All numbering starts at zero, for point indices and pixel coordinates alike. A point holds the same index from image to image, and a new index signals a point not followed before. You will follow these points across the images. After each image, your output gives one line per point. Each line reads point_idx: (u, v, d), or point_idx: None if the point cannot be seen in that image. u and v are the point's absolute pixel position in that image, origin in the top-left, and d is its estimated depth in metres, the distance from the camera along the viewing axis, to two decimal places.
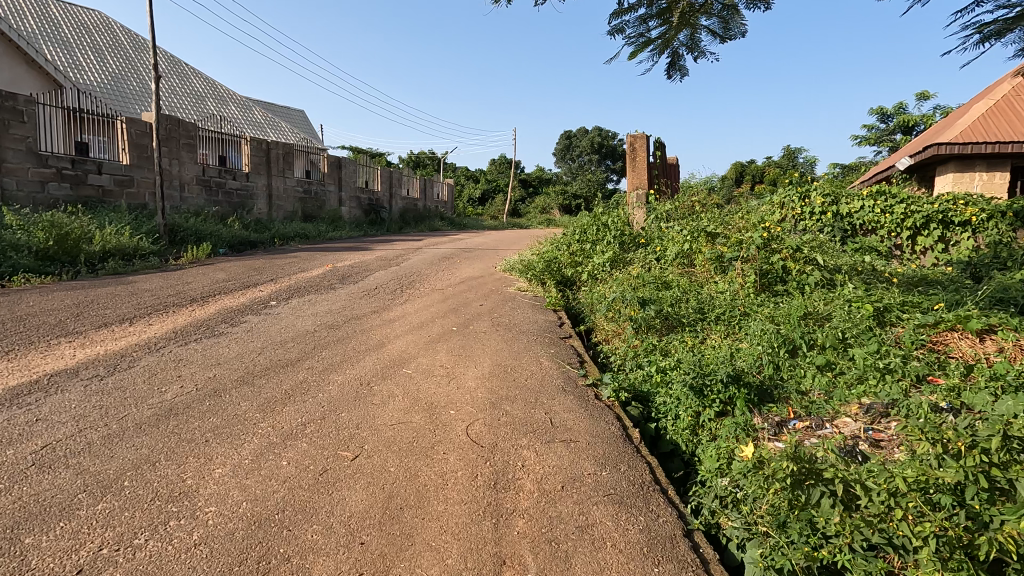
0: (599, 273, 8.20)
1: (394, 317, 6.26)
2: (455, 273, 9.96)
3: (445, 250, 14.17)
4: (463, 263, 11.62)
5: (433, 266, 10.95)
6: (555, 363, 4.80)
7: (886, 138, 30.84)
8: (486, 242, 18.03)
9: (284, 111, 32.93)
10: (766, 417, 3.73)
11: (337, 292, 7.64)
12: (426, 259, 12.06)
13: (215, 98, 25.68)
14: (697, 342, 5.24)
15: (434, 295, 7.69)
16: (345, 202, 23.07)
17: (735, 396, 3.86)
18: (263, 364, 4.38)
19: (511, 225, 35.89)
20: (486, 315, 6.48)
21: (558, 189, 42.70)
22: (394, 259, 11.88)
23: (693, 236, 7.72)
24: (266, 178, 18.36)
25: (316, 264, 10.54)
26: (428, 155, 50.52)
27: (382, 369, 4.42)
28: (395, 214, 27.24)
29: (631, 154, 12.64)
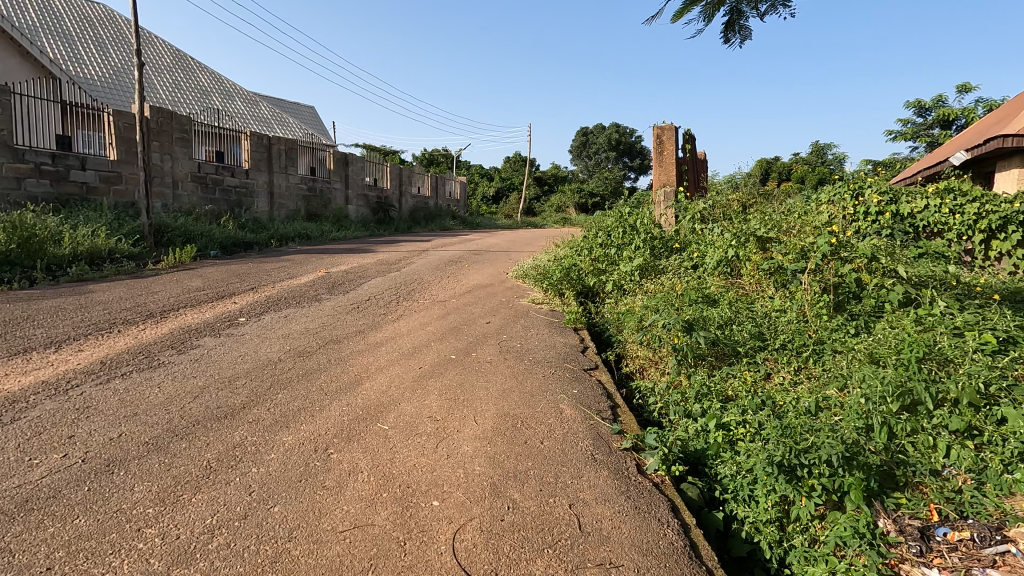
0: (626, 284, 7.08)
1: (381, 339, 5.18)
2: (461, 281, 8.86)
3: (453, 253, 13.10)
4: (471, 268, 10.52)
5: (438, 271, 9.87)
6: (580, 411, 3.67)
7: (923, 133, 29.34)
8: (498, 243, 16.95)
9: (293, 108, 32.20)
10: (900, 521, 2.75)
11: (322, 305, 6.60)
12: (431, 263, 11.00)
13: (220, 93, 24.92)
14: (762, 384, 4.10)
15: (434, 309, 6.60)
16: (352, 200, 22.13)
17: (853, 485, 2.67)
18: (194, 414, 3.32)
19: (526, 224, 34.87)
20: (492, 337, 5.37)
21: (574, 187, 41.62)
22: (396, 263, 10.84)
23: (739, 240, 6.56)
24: (267, 175, 17.44)
25: (308, 269, 9.52)
26: (441, 152, 49.59)
27: (348, 422, 3.33)
28: (405, 212, 26.26)
29: (657, 147, 11.47)
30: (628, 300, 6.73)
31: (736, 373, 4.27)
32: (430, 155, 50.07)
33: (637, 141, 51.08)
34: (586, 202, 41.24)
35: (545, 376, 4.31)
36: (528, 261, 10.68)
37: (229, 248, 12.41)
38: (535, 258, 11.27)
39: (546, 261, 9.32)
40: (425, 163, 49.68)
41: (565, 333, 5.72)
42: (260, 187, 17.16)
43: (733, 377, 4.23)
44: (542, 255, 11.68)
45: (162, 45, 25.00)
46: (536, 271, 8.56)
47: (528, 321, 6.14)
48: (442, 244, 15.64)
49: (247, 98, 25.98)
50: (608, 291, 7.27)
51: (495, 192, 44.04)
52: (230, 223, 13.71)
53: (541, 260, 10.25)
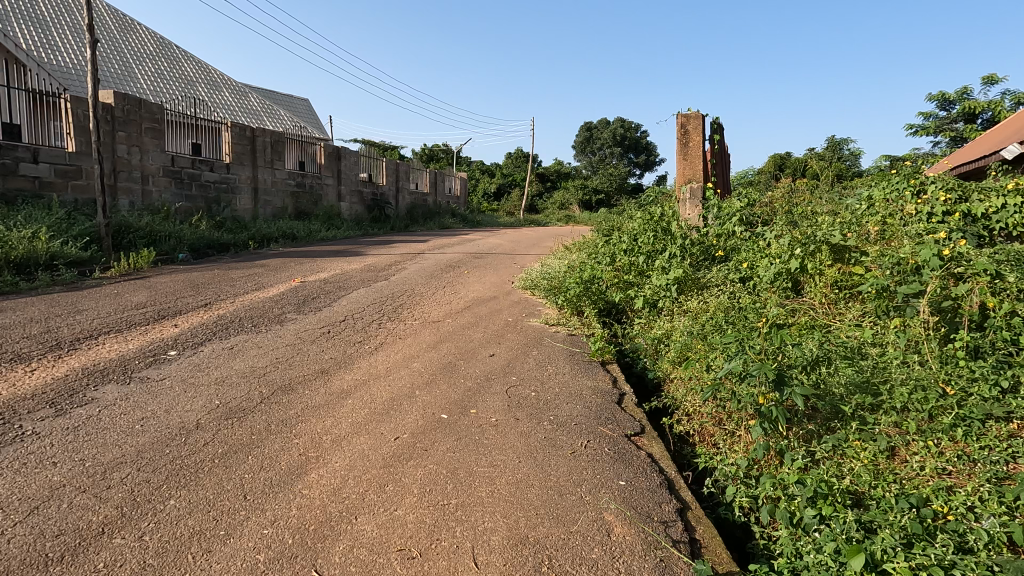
0: (661, 303, 5.82)
1: (348, 386, 3.87)
2: (460, 293, 7.54)
3: (450, 256, 11.78)
4: (472, 275, 9.22)
5: (432, 280, 8.55)
6: (638, 531, 2.36)
7: (946, 128, 28.17)
8: (500, 244, 15.61)
9: (286, 101, 30.91)
10: None
11: (285, 328, 5.29)
12: (426, 269, 9.69)
13: (206, 84, 23.63)
14: (894, 473, 2.84)
15: (425, 335, 5.28)
16: (345, 197, 20.81)
17: None
18: (6, 556, 2.01)
19: (528, 222, 33.54)
20: (497, 381, 4.05)
21: (579, 184, 40.35)
22: (386, 269, 9.53)
23: (805, 247, 5.30)
24: (250, 169, 16.12)
25: (282, 278, 8.20)
26: (441, 147, 48.18)
27: (260, 570, 2.01)
28: (402, 210, 24.93)
29: (682, 138, 10.23)
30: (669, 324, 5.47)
31: (850, 447, 3.04)
32: (430, 150, 48.65)
33: (642, 136, 49.71)
34: (590, 199, 40.07)
35: (576, 455, 2.99)
36: (536, 268, 9.38)
37: (200, 250, 11.13)
38: (543, 265, 9.95)
39: (559, 269, 8.05)
40: (424, 159, 48.27)
41: (592, 372, 4.39)
42: (244, 183, 15.83)
43: (847, 455, 3.00)
44: (552, 261, 10.38)
45: (144, 32, 23.57)
46: (548, 282, 7.26)
47: (543, 354, 4.83)
48: (439, 245, 14.33)
49: (236, 90, 24.67)
50: (639, 309, 6.00)
51: (496, 189, 42.66)
52: (205, 222, 12.44)
53: (552, 266, 8.94)
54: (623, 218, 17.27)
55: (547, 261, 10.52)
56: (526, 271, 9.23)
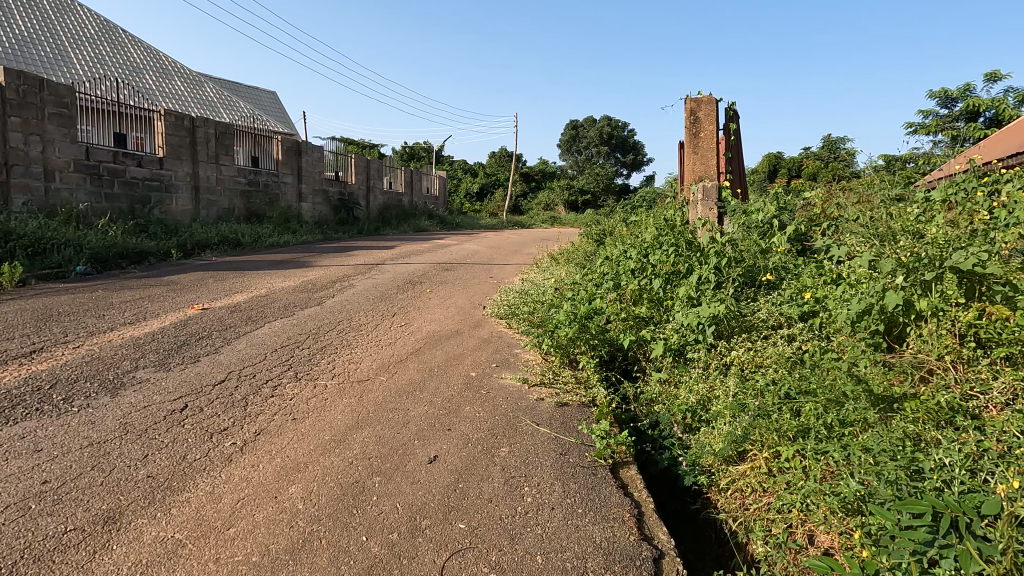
0: (691, 353, 4.07)
1: (128, 571, 2.00)
2: (413, 326, 5.69)
3: (416, 267, 9.92)
4: (435, 295, 7.36)
5: (381, 303, 6.71)
6: None
7: (948, 126, 27.12)
8: (476, 251, 13.76)
9: (251, 93, 28.79)
10: None
11: (117, 400, 3.40)
12: (379, 287, 7.79)
13: (154, 72, 21.44)
14: None
15: (336, 411, 3.42)
16: (307, 197, 18.81)
17: None
18: None
19: (511, 224, 31.70)
20: (427, 538, 2.22)
21: (564, 183, 38.69)
22: (327, 287, 7.66)
23: (910, 274, 3.58)
24: (191, 164, 14.07)
25: (181, 303, 6.28)
26: (421, 145, 46.10)
27: None
28: (374, 212, 22.96)
29: (692, 127, 8.61)
30: (708, 390, 3.74)
31: None
32: (410, 148, 46.54)
33: (629, 134, 48.29)
34: (576, 199, 38.50)
35: None
36: (516, 284, 7.58)
37: (105, 260, 9.15)
38: (525, 281, 8.13)
39: (544, 292, 6.25)
40: (404, 157, 46.17)
41: (596, 500, 2.59)
42: (183, 181, 13.79)
43: None
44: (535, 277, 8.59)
45: (85, 13, 21.25)
46: (529, 312, 5.46)
47: (518, 453, 3.01)
48: (406, 253, 12.44)
49: (190, 80, 22.51)
50: (657, 359, 4.24)
51: (478, 189, 40.76)
52: (118, 227, 10.44)
53: (535, 285, 7.14)
54: (615, 221, 15.57)
55: (528, 276, 8.71)
56: (504, 289, 7.42)
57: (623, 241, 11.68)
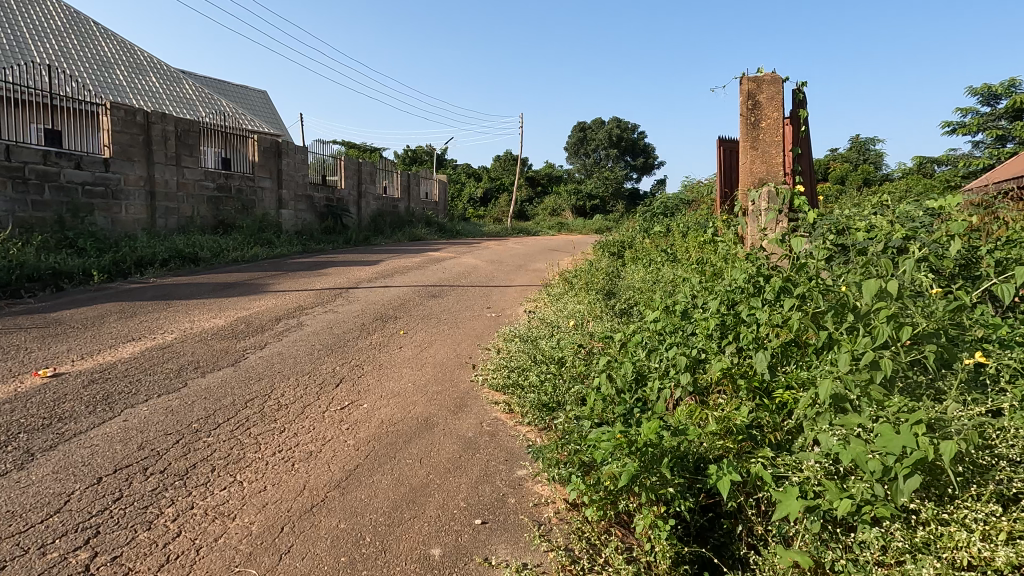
0: (866, 525, 2.05)
1: None
2: (362, 409, 3.70)
3: (396, 293, 7.96)
4: (410, 343, 5.39)
5: (328, 358, 4.75)
6: None
7: (990, 125, 25.01)
8: (475, 267, 11.78)
9: (239, 91, 26.99)
10: None
11: None
12: (336, 327, 5.82)
13: (127, 68, 19.63)
14: None
15: None
16: (288, 204, 16.93)
17: None
18: None
19: (516, 231, 29.77)
20: None
21: (572, 188, 36.84)
22: (266, 327, 5.70)
23: None
24: (146, 167, 12.23)
25: (36, 362, 4.33)
26: (423, 149, 44.19)
27: None
28: (366, 220, 21.07)
29: (748, 118, 6.63)
30: None
31: None
32: (411, 152, 44.65)
33: (639, 137, 46.28)
34: (584, 205, 36.74)
35: None
36: (520, 326, 5.59)
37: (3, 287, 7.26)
38: (533, 319, 6.14)
39: (561, 351, 4.26)
40: (406, 161, 44.28)
41: None
42: (134, 185, 11.97)
43: None
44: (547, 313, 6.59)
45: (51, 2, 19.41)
46: (552, 400, 3.61)
47: None
48: (390, 271, 10.48)
49: (168, 77, 20.71)
50: (785, 521, 2.25)
51: (483, 194, 38.74)
52: (33, 244, 8.58)
53: (547, 331, 5.16)
54: (635, 232, 13.55)
55: (538, 311, 6.72)
56: (505, 333, 5.44)
57: (650, 259, 9.68)
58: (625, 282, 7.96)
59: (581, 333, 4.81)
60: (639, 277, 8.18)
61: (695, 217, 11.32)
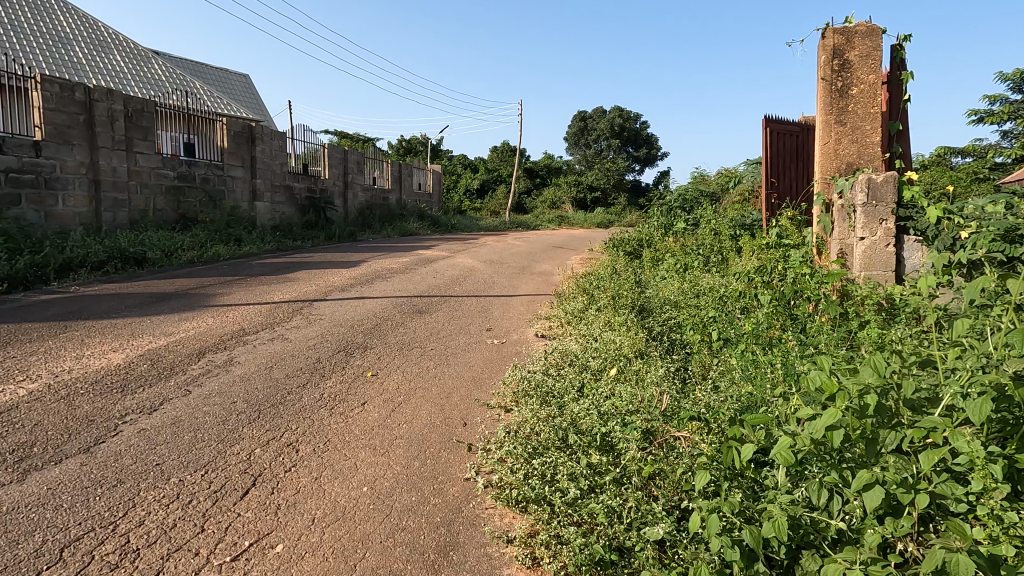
0: None
1: None
2: (271, 567, 2.07)
3: (373, 308, 6.32)
4: (380, 395, 3.75)
5: (249, 431, 3.11)
6: None
7: (1023, 113, 23.37)
8: (471, 269, 10.16)
9: (218, 74, 25.11)
10: None
11: None
12: (277, 366, 4.18)
13: (86, 45, 17.74)
14: None
15: None
16: (264, 195, 15.22)
17: None
18: None
19: (515, 224, 28.09)
20: None
21: (572, 179, 35.23)
22: (179, 368, 4.06)
23: None
24: (88, 152, 10.58)
25: None
26: (418, 138, 42.36)
27: None
28: (353, 213, 19.37)
29: (831, 84, 5.02)
30: None
31: None
32: (406, 142, 42.81)
33: (642, 127, 44.53)
34: (584, 197, 35.24)
35: None
36: (535, 369, 3.96)
37: None
38: (552, 353, 4.51)
39: (622, 441, 2.65)
40: (401, 152, 42.47)
41: None
42: (73, 173, 10.34)
43: None
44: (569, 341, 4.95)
45: None
46: (622, 556, 2.06)
47: None
48: (371, 275, 8.82)
49: (134, 56, 18.83)
50: None
51: (480, 185, 36.99)
52: None
53: (580, 385, 3.53)
54: (653, 228, 11.93)
55: (557, 340, 5.09)
56: (516, 381, 3.82)
57: (684, 266, 8.06)
58: (661, 295, 6.34)
59: (634, 396, 3.20)
60: (678, 289, 6.56)
61: (730, 213, 9.69)
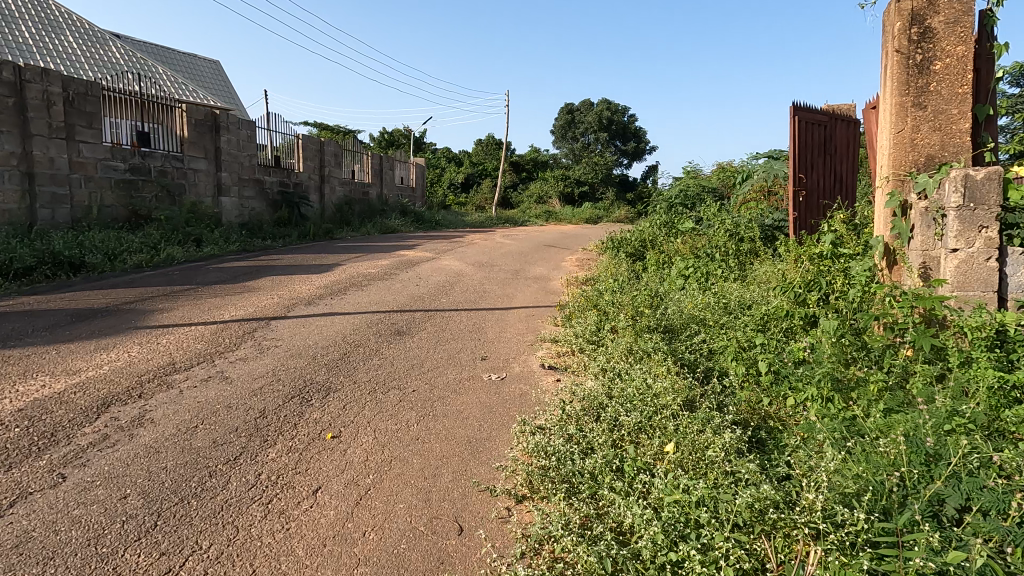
0: None
1: None
2: None
3: (341, 329, 5.23)
4: (341, 477, 2.69)
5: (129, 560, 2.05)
6: None
7: None
8: (459, 275, 9.10)
9: (186, 60, 23.55)
10: None
11: None
12: (206, 425, 3.11)
13: (34, 24, 16.20)
14: None
15: None
16: (232, 190, 13.97)
17: None
18: None
19: (502, 220, 26.99)
20: None
21: (560, 173, 34.18)
22: (63, 434, 2.96)
23: None
24: (20, 141, 9.52)
25: None
26: (400, 131, 40.95)
27: None
28: (329, 209, 18.13)
29: (910, 58, 4.07)
30: None
31: None
32: (388, 134, 41.29)
33: (629, 120, 43.60)
34: (572, 191, 34.23)
35: None
36: (556, 436, 2.95)
37: None
38: (571, 401, 3.51)
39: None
40: (383, 144, 40.97)
41: None
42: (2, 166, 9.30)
43: None
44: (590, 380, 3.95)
45: None
46: None
47: None
48: (345, 283, 7.73)
49: (91, 37, 17.30)
50: None
51: (465, 179, 35.72)
52: None
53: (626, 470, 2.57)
54: (656, 228, 10.96)
55: (574, 379, 4.08)
56: (531, 453, 2.82)
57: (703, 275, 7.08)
58: (687, 313, 5.38)
59: (713, 499, 2.22)
60: (705, 306, 5.60)
61: (748, 213, 8.73)
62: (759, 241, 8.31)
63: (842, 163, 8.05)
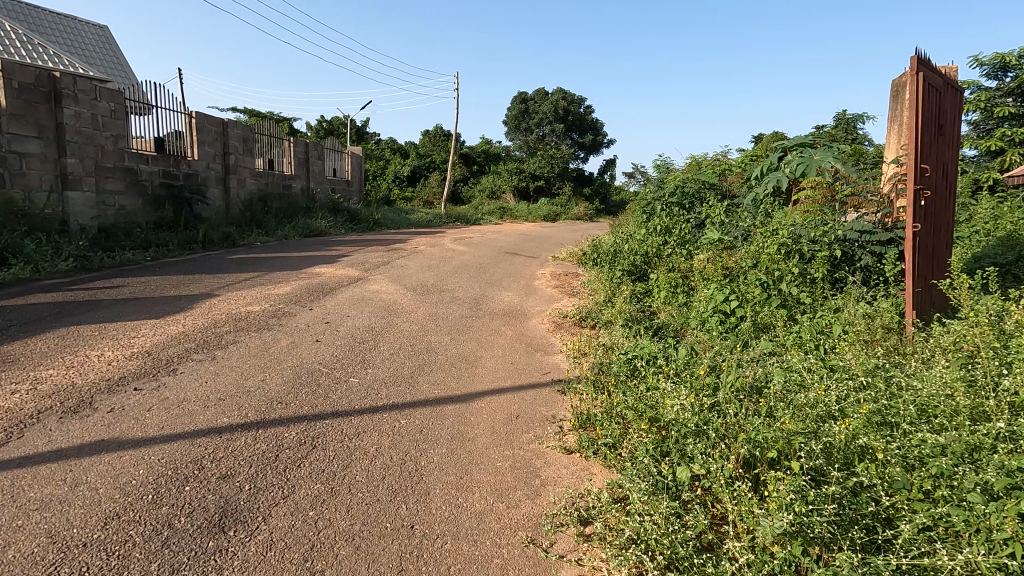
0: None
1: None
2: None
3: (63, 528, 2.12)
4: None
5: None
6: None
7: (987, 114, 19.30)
8: (391, 312, 6.05)
9: (60, 20, 19.13)
10: None
11: None
12: None
13: None
14: None
15: None
16: (86, 182, 10.32)
17: None
18: None
19: (452, 219, 23.87)
20: None
21: (513, 167, 31.42)
22: None
23: None
24: None
25: None
26: (340, 119, 37.13)
27: None
28: (236, 208, 14.51)
29: None
30: None
31: None
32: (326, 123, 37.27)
33: (584, 111, 41.31)
34: (527, 186, 31.42)
35: None
36: None
37: None
38: None
39: None
40: (319, 134, 36.87)
41: None
42: None
43: None
44: None
45: None
46: None
47: None
48: (189, 341, 4.59)
49: None
50: None
51: (410, 172, 32.24)
52: None
53: None
54: (659, 237, 8.22)
55: None
56: None
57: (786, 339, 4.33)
58: (845, 444, 2.66)
59: None
60: (860, 417, 2.89)
61: (807, 222, 6.08)
62: (833, 263, 5.67)
63: (949, 147, 5.55)
